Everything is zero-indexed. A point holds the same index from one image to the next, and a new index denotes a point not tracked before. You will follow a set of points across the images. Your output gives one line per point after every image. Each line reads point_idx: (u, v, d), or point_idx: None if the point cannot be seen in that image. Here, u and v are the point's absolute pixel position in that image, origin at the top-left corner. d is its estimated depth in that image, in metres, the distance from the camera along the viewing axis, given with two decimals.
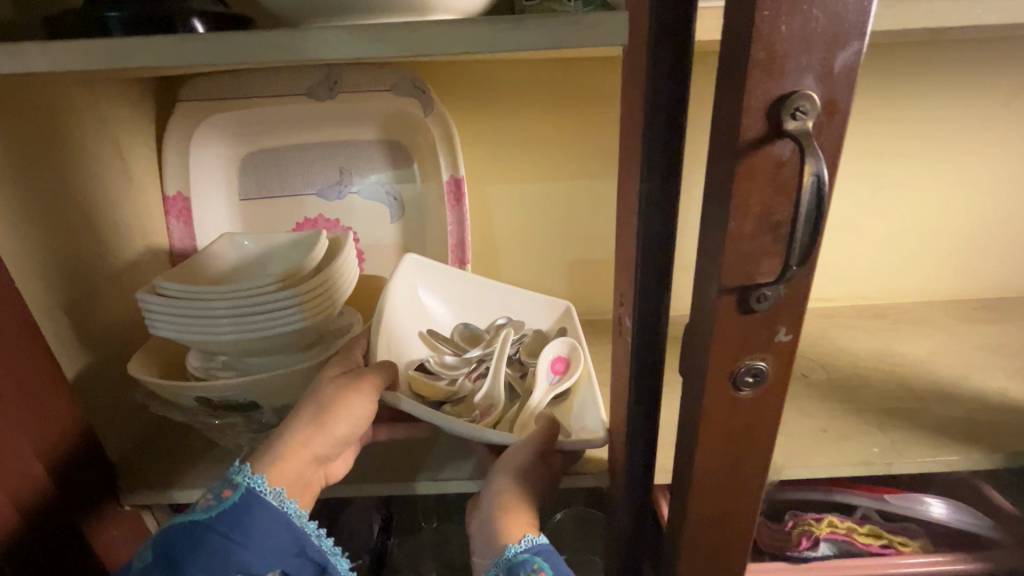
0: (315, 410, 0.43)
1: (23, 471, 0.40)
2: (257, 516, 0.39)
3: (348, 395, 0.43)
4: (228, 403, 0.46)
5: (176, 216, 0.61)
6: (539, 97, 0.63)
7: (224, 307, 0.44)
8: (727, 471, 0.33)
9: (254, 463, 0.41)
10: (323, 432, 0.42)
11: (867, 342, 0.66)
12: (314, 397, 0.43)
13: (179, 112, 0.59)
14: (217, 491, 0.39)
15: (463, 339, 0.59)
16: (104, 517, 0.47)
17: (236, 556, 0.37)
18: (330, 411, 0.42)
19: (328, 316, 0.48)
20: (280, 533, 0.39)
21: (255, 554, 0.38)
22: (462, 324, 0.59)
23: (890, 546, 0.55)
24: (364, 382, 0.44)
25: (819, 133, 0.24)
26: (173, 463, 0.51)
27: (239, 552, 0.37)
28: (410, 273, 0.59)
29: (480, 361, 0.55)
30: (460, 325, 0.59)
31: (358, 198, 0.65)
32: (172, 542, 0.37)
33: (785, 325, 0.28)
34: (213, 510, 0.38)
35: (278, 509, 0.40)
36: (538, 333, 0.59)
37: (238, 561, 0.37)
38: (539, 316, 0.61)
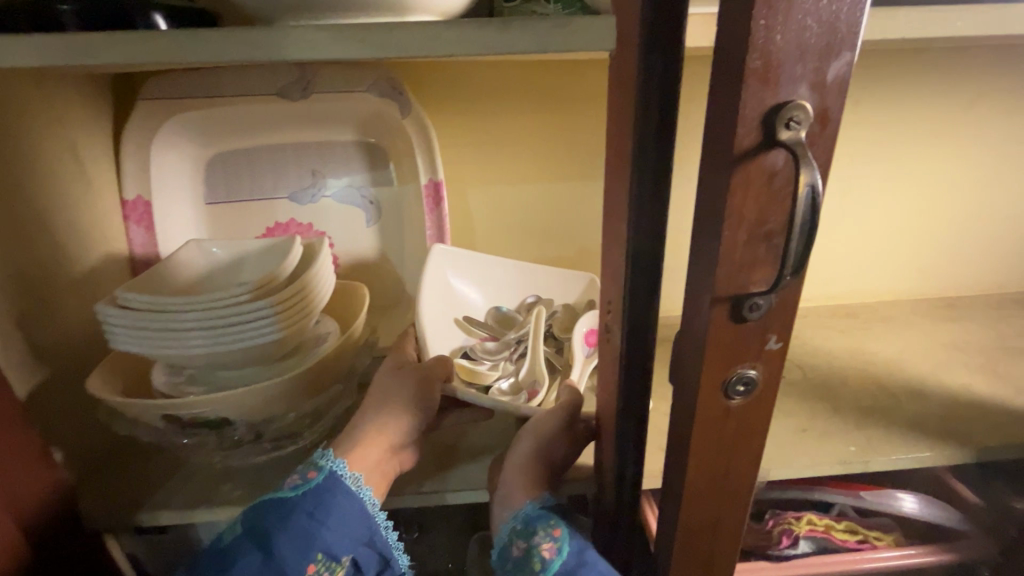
0: (387, 400, 0.47)
1: None
2: (337, 497, 0.41)
3: (415, 385, 0.47)
4: (200, 420, 0.43)
5: (136, 220, 0.58)
6: (519, 99, 0.62)
7: (194, 319, 0.42)
8: (718, 479, 0.33)
9: (335, 449, 0.44)
10: (394, 418, 0.46)
11: (840, 341, 0.67)
12: (385, 389, 0.47)
13: (138, 112, 0.56)
14: (302, 472, 0.42)
15: (497, 321, 0.61)
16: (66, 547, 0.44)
17: (318, 535, 0.40)
18: (402, 399, 0.47)
19: (305, 324, 0.47)
20: (355, 516, 0.42)
21: (333, 533, 0.40)
22: (496, 308, 0.62)
23: (866, 541, 0.56)
24: (431, 373, 0.49)
25: (811, 142, 0.23)
26: (139, 484, 0.48)
27: (321, 531, 0.40)
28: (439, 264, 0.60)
29: (518, 342, 0.57)
30: (493, 309, 0.62)
31: (333, 202, 0.63)
32: (263, 516, 0.40)
33: (776, 333, 0.28)
34: (300, 489, 0.41)
35: (355, 494, 0.42)
36: (569, 308, 0.61)
37: (319, 541, 0.40)
38: (567, 289, 0.63)
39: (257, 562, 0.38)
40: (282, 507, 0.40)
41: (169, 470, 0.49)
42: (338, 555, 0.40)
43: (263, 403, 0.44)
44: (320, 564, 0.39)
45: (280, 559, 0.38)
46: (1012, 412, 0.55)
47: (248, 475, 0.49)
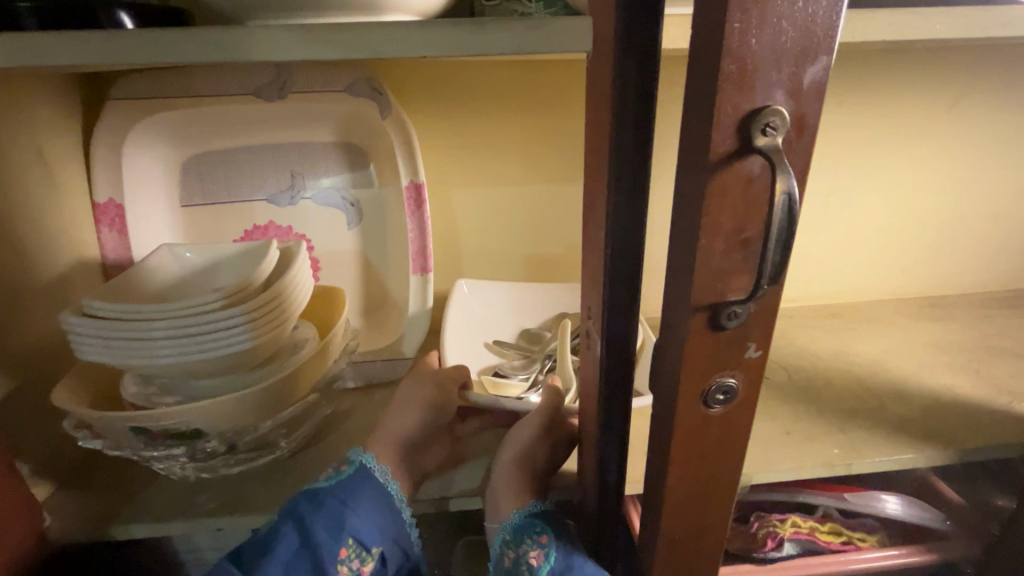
0: (411, 402, 0.50)
1: None
2: (366, 490, 0.45)
3: (436, 386, 0.51)
4: (170, 431, 0.42)
5: (108, 224, 0.56)
6: (502, 99, 0.61)
7: (163, 328, 0.40)
8: (700, 487, 0.33)
9: (367, 446, 0.48)
10: (416, 417, 0.49)
11: (825, 342, 0.67)
12: (410, 393, 0.51)
13: (108, 112, 0.54)
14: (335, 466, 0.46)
15: (525, 342, 0.64)
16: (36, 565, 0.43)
17: (349, 521, 0.43)
18: (423, 401, 0.50)
19: (281, 331, 0.45)
20: (381, 509, 0.45)
21: (362, 523, 0.44)
22: (524, 329, 0.65)
23: (850, 542, 0.56)
24: (449, 375, 0.52)
25: (788, 149, 0.23)
26: (112, 496, 0.47)
27: (352, 519, 0.43)
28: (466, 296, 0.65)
29: (546, 357, 0.60)
30: (521, 331, 0.65)
31: (313, 204, 0.62)
32: (300, 502, 0.43)
33: (755, 341, 0.28)
34: (332, 479, 0.45)
35: (384, 486, 0.46)
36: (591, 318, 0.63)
37: (350, 526, 0.43)
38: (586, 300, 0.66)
39: (294, 545, 0.41)
40: (314, 496, 0.43)
41: (143, 481, 0.48)
42: (368, 542, 0.43)
43: (238, 413, 0.43)
44: (350, 548, 0.43)
45: (315, 543, 0.41)
46: (994, 413, 0.55)
47: (224, 486, 0.48)
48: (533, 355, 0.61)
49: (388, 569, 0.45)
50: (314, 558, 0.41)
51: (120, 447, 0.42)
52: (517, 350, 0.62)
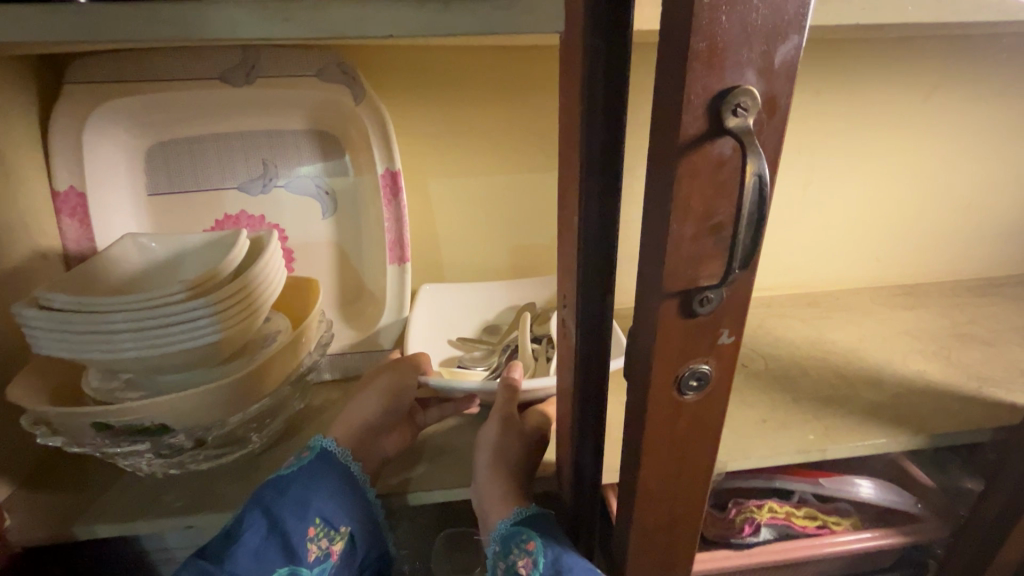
0: (371, 390, 0.49)
1: None
2: (328, 471, 0.44)
3: (397, 375, 0.50)
4: (134, 427, 0.41)
5: (69, 214, 0.54)
6: (479, 86, 0.60)
7: (124, 321, 0.39)
8: (674, 475, 0.33)
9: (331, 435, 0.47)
10: (376, 402, 0.49)
11: (802, 330, 0.68)
12: (372, 383, 0.50)
13: (65, 96, 0.51)
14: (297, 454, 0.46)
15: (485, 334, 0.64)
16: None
17: (314, 501, 0.42)
18: (383, 389, 0.49)
19: (250, 324, 0.44)
20: (346, 489, 0.45)
21: (328, 503, 0.43)
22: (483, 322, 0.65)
23: (824, 526, 0.57)
24: (407, 363, 0.52)
25: (759, 130, 0.23)
26: (75, 496, 0.45)
27: (317, 501, 0.43)
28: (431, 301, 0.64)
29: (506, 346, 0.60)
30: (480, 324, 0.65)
31: (285, 193, 0.61)
32: (263, 491, 0.42)
33: (728, 327, 0.28)
34: (295, 466, 0.44)
35: (345, 467, 0.45)
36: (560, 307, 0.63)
37: (316, 506, 0.42)
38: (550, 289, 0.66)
39: (261, 532, 0.40)
40: (277, 486, 0.42)
41: (109, 478, 0.47)
42: (336, 521, 0.43)
43: (204, 407, 0.42)
44: (318, 528, 0.42)
45: (282, 527, 0.41)
46: (964, 398, 0.56)
47: (194, 483, 0.46)
48: (494, 347, 0.61)
49: (357, 549, 0.45)
50: (283, 542, 0.41)
51: (82, 444, 0.40)
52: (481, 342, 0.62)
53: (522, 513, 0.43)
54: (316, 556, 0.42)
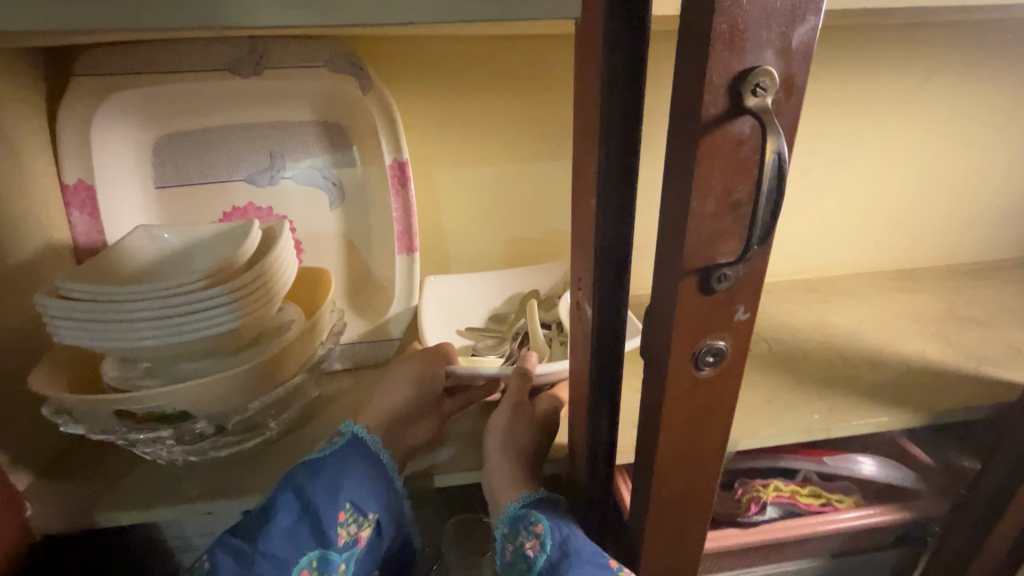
0: (399, 378, 0.50)
1: None
2: (359, 456, 0.45)
3: (426, 365, 0.51)
4: (155, 415, 0.41)
5: (78, 207, 0.54)
6: (485, 76, 0.61)
7: (143, 310, 0.39)
8: (690, 450, 0.34)
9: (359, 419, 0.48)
10: (405, 392, 0.49)
11: (804, 315, 0.69)
12: (401, 371, 0.51)
13: (73, 89, 0.51)
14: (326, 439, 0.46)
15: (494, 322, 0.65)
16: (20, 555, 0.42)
17: (345, 486, 0.43)
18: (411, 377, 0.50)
19: (266, 313, 0.45)
20: (374, 475, 0.45)
21: (358, 489, 0.44)
22: (492, 310, 0.66)
23: (828, 504, 0.59)
24: (436, 352, 0.52)
25: (776, 110, 0.23)
26: (95, 484, 0.46)
27: (348, 485, 0.43)
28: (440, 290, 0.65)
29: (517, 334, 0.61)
30: (490, 312, 0.65)
31: (293, 184, 0.61)
32: (294, 474, 0.43)
33: (743, 303, 0.28)
34: (325, 451, 0.45)
35: (374, 452, 0.46)
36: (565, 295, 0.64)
37: (346, 491, 0.43)
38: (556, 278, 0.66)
39: (294, 513, 0.41)
40: (309, 470, 0.43)
41: (127, 466, 0.47)
42: (365, 507, 0.44)
43: (223, 395, 0.42)
44: (348, 513, 0.43)
45: (314, 509, 0.41)
46: (963, 377, 0.58)
47: (211, 471, 0.47)
48: (505, 334, 0.62)
49: (382, 536, 0.46)
50: (314, 524, 0.41)
51: (104, 431, 0.41)
52: (491, 330, 0.63)
53: (531, 498, 0.44)
54: (346, 541, 0.43)
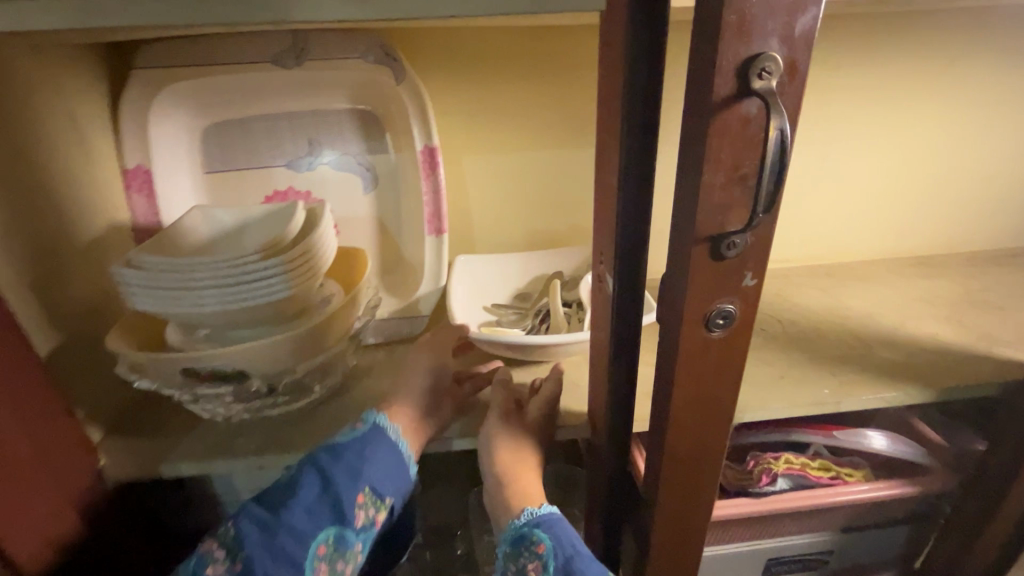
0: (415, 363, 0.54)
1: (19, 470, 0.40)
2: (381, 443, 0.48)
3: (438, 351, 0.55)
4: (213, 374, 0.46)
5: (137, 189, 0.59)
6: (510, 65, 0.64)
7: (200, 280, 0.44)
8: (701, 407, 0.37)
9: (380, 409, 0.51)
10: (422, 375, 0.53)
11: (819, 298, 0.71)
12: (417, 357, 0.55)
13: (134, 80, 0.56)
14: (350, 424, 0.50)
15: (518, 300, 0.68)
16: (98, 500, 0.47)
17: (365, 471, 0.47)
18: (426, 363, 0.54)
19: (308, 286, 0.48)
20: (394, 460, 0.49)
21: (378, 473, 0.48)
22: (516, 289, 0.69)
23: (838, 477, 0.61)
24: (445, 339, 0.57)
25: (781, 92, 0.26)
26: (159, 438, 0.51)
27: (368, 469, 0.47)
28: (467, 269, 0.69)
29: (539, 311, 0.65)
30: (513, 291, 0.69)
31: (329, 170, 0.65)
32: (318, 456, 0.46)
33: (751, 270, 0.31)
34: (349, 436, 0.48)
35: (395, 441, 0.49)
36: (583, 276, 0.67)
37: (366, 475, 0.47)
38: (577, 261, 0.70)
39: (316, 491, 0.45)
40: (332, 451, 0.47)
41: (185, 425, 0.52)
42: (382, 492, 0.48)
43: (270, 358, 0.47)
44: (367, 497, 0.47)
45: (335, 491, 0.45)
46: (975, 357, 0.59)
47: (261, 431, 0.51)
48: (527, 310, 0.66)
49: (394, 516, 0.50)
50: (335, 505, 0.45)
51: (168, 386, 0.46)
52: (514, 307, 0.66)
53: (536, 518, 0.47)
54: (363, 522, 0.47)
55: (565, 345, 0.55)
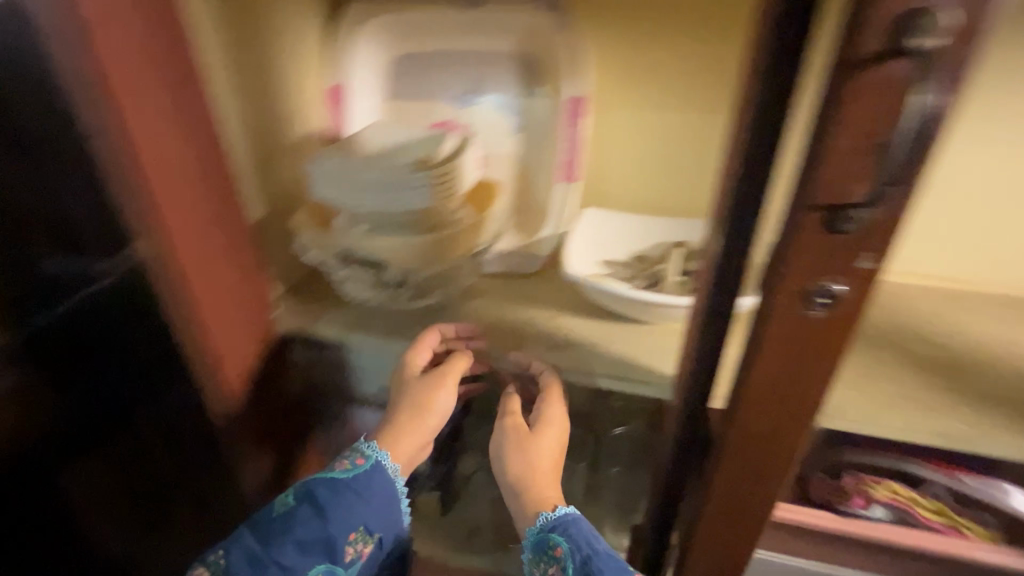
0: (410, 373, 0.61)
1: (225, 304, 0.55)
2: (375, 480, 0.55)
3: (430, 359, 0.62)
4: (362, 258, 0.58)
5: (333, 103, 0.69)
6: (672, 18, 0.62)
7: (360, 180, 0.53)
8: (784, 384, 0.36)
9: (379, 440, 0.58)
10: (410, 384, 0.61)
11: (990, 328, 0.60)
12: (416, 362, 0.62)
13: (349, 11, 0.67)
14: (352, 458, 0.56)
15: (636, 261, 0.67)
16: (276, 343, 0.62)
17: (359, 511, 0.53)
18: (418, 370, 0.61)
19: (442, 206, 0.56)
20: (383, 499, 0.55)
21: (368, 512, 0.54)
22: (636, 251, 0.68)
23: (951, 527, 0.55)
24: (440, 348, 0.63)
25: (941, 53, 0.24)
26: (319, 303, 0.65)
27: (359, 509, 0.54)
28: (593, 222, 0.70)
29: (652, 274, 0.64)
30: (633, 252, 0.68)
31: (484, 108, 0.68)
32: (317, 487, 0.53)
33: (870, 250, 0.30)
34: (350, 472, 0.55)
35: (389, 481, 0.56)
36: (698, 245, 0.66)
37: (360, 516, 0.54)
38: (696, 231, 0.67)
39: (311, 527, 0.51)
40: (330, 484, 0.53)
41: (337, 299, 0.65)
42: (372, 530, 0.55)
43: (402, 255, 0.57)
44: (358, 534, 0.54)
45: (330, 527, 0.52)
46: None
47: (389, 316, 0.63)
48: (642, 271, 0.65)
49: (382, 550, 0.57)
50: (327, 540, 0.52)
51: (328, 257, 0.60)
52: (629, 266, 0.66)
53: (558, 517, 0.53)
54: (352, 556, 0.54)
55: (660, 305, 0.58)
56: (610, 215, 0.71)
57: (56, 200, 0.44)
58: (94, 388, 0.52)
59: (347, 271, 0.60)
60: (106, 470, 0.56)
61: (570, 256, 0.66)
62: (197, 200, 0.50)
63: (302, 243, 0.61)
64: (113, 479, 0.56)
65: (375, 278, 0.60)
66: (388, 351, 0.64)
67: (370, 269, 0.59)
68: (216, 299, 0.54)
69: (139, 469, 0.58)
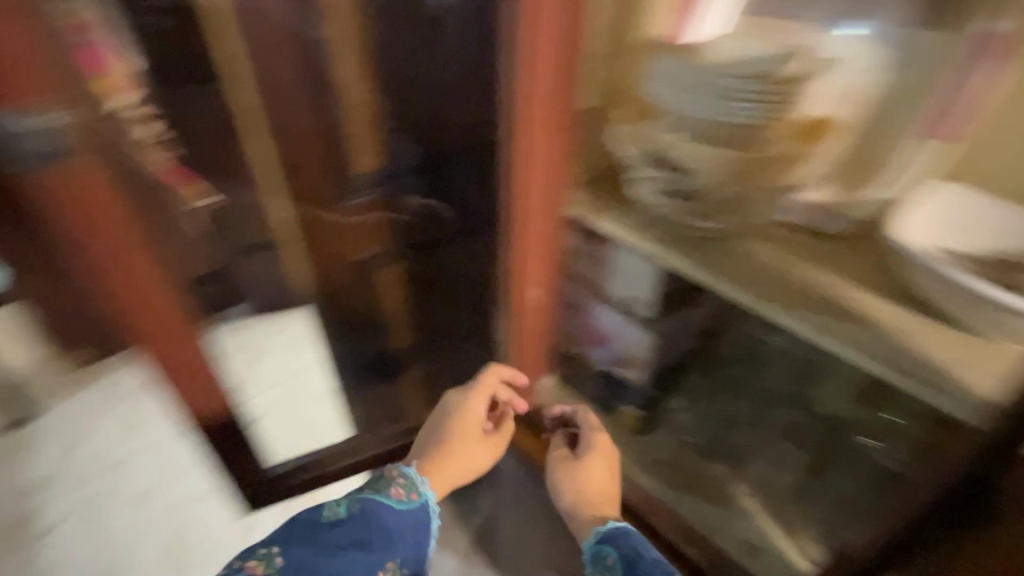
0: (448, 422, 0.89)
1: (539, 183, 0.68)
2: (407, 526, 0.75)
3: (462, 421, 0.89)
4: (666, 161, 0.63)
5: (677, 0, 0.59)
6: None
7: (696, 78, 0.55)
8: None
9: (427, 478, 0.82)
10: (455, 408, 0.89)
11: None
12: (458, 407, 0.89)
13: None
14: (404, 490, 0.78)
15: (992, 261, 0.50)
16: (570, 220, 0.74)
17: (395, 549, 0.72)
18: (449, 426, 0.89)
19: (766, 123, 0.55)
20: (409, 539, 0.75)
21: (391, 552, 0.72)
22: (999, 249, 0.50)
23: None
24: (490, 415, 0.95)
25: None
26: (612, 196, 0.72)
27: (388, 548, 0.72)
28: (951, 195, 0.54)
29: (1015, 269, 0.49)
30: (993, 250, 0.50)
31: (857, 30, 0.53)
32: (368, 510, 0.72)
33: None
34: (402, 502, 0.76)
35: (423, 510, 0.78)
36: None
37: (396, 554, 0.72)
38: None
39: (357, 553, 0.68)
40: (383, 519, 0.73)
41: (626, 199, 0.71)
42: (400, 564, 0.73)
43: (707, 166, 0.60)
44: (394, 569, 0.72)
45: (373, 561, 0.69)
46: None
47: (666, 225, 0.68)
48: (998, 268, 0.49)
49: None
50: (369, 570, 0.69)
51: (636, 150, 0.65)
52: (981, 261, 0.50)
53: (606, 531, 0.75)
54: None
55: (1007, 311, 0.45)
56: (976, 194, 0.54)
57: (446, 111, 0.73)
58: (440, 221, 0.86)
59: (647, 169, 0.65)
60: (413, 298, 1.00)
61: (905, 217, 0.53)
62: (551, 102, 0.61)
63: (618, 137, 0.67)
64: (415, 305, 1.01)
65: (668, 182, 0.64)
66: (663, 260, 0.68)
67: (669, 172, 0.63)
68: (534, 176, 0.67)
69: (444, 282, 0.94)
